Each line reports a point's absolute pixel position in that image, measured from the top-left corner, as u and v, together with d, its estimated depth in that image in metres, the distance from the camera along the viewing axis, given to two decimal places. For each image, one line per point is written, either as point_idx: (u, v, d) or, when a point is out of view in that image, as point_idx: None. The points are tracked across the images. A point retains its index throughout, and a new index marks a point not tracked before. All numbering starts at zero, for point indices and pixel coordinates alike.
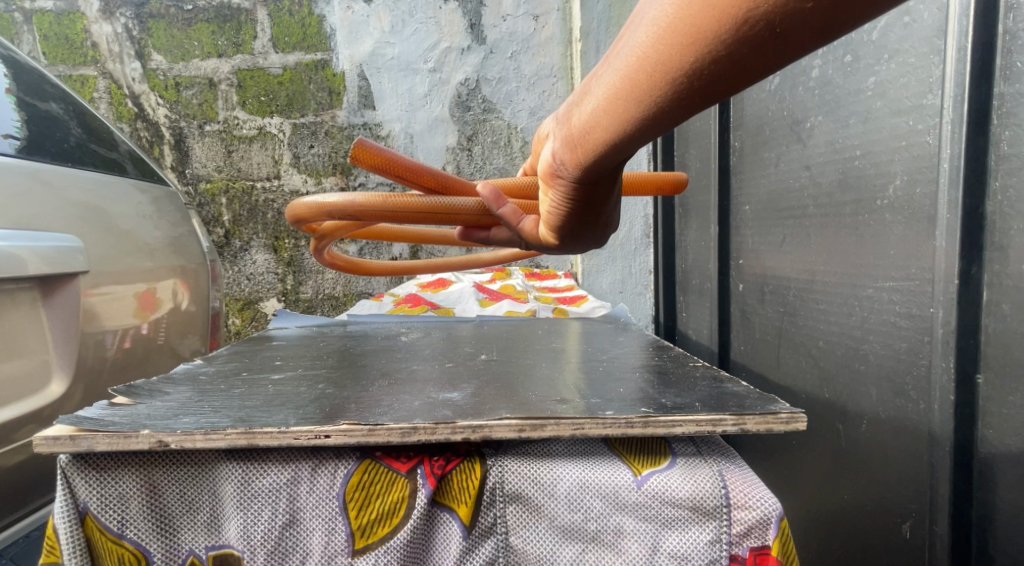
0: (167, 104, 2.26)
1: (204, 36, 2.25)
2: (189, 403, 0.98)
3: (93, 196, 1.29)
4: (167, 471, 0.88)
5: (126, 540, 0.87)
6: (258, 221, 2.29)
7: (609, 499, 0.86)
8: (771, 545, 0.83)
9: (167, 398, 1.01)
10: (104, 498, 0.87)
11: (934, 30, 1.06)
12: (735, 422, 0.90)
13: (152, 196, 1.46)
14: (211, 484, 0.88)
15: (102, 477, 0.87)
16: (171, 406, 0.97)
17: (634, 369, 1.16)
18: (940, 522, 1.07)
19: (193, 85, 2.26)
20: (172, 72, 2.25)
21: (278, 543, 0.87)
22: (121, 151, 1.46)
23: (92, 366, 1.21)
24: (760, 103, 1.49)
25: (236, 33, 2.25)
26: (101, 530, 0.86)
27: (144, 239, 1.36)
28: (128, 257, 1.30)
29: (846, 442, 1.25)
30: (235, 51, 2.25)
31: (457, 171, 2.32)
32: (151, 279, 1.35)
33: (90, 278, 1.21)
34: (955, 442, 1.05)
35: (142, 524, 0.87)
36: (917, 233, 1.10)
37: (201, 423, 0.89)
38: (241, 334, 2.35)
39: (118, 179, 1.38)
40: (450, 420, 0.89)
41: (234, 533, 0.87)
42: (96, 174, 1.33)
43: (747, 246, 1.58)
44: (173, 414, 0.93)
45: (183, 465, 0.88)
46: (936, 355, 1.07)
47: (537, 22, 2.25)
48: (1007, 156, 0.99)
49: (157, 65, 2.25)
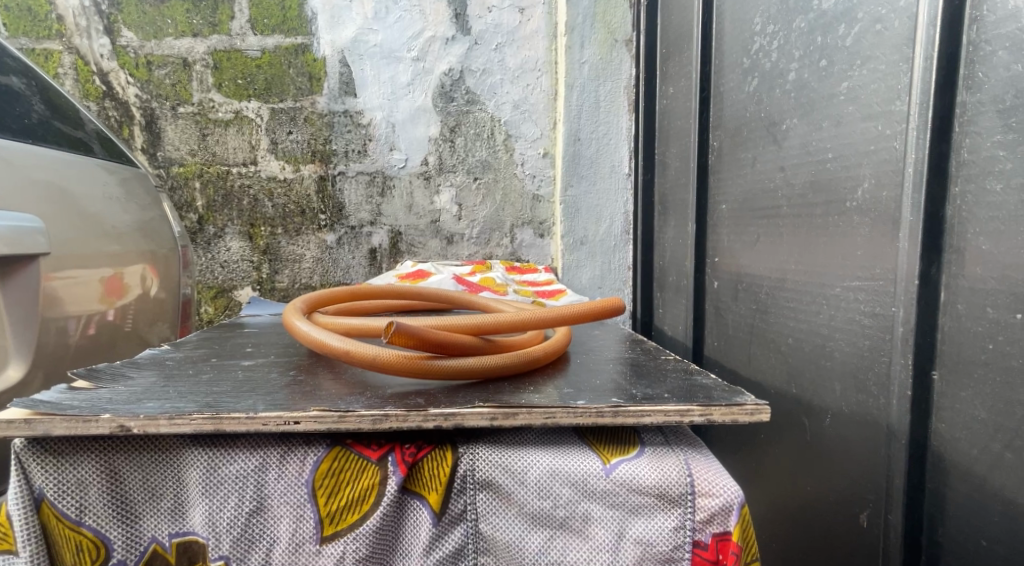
0: (137, 83, 2.13)
1: (178, 13, 2.12)
2: (153, 388, 1.00)
3: (58, 176, 1.29)
4: (129, 458, 0.89)
5: (84, 526, 0.88)
6: (233, 207, 2.17)
7: (577, 486, 0.88)
8: (732, 530, 0.86)
9: (130, 383, 1.03)
10: (62, 485, 0.87)
11: (904, 38, 1.09)
12: (701, 412, 0.93)
13: (120, 177, 1.47)
14: (175, 470, 0.89)
15: (59, 464, 0.88)
16: (134, 391, 0.99)
17: (607, 361, 1.19)
18: (895, 512, 1.11)
19: (166, 64, 2.13)
20: (143, 50, 2.12)
21: (244, 530, 0.89)
22: (86, 130, 1.46)
23: (53, 353, 1.20)
24: (740, 103, 1.52)
25: (212, 12, 2.13)
26: (59, 517, 0.87)
27: (111, 223, 1.37)
28: (93, 241, 1.30)
29: (811, 437, 1.28)
30: (211, 32, 2.13)
31: (439, 162, 2.21)
32: (118, 264, 1.35)
33: (51, 261, 1.20)
34: (910, 436, 1.09)
35: (102, 510, 0.88)
36: (883, 235, 1.13)
37: (166, 409, 0.90)
38: (213, 323, 2.23)
39: (84, 159, 1.39)
40: (421, 408, 0.91)
41: (199, 519, 0.89)
42: (62, 153, 1.33)
43: (722, 244, 1.61)
44: (134, 399, 0.94)
45: (145, 452, 0.89)
46: (896, 353, 1.11)
47: (523, 15, 2.16)
48: (967, 162, 1.02)
49: (128, 42, 2.12)
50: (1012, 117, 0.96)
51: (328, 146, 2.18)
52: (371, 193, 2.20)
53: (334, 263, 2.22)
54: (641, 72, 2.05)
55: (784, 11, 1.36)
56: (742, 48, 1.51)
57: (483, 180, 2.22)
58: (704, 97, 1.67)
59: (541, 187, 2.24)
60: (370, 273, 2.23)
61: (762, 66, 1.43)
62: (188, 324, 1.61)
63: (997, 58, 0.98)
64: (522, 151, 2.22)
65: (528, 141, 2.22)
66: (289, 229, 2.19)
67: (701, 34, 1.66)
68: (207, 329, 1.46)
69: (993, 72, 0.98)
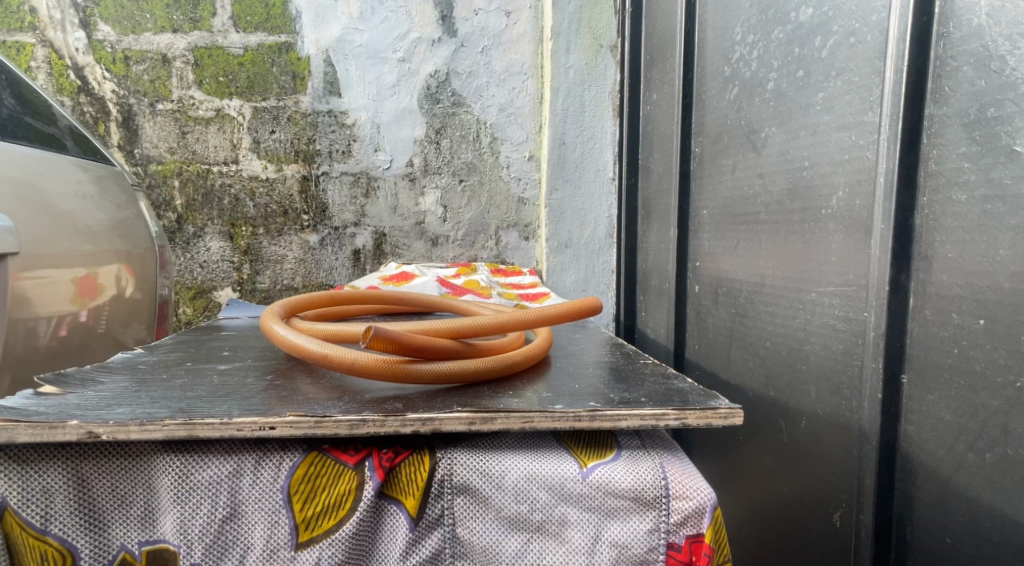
0: (114, 78, 2.12)
1: (158, 9, 2.12)
2: (125, 394, 1.00)
3: (28, 174, 1.28)
4: (97, 465, 0.89)
5: (50, 536, 0.88)
6: (213, 206, 2.16)
7: (554, 490, 0.89)
8: (706, 532, 0.87)
9: (101, 388, 1.03)
10: (26, 494, 0.87)
11: (875, 52, 1.11)
12: (677, 416, 0.94)
13: (94, 176, 1.47)
14: (146, 477, 0.90)
15: (24, 472, 0.88)
16: (104, 396, 0.99)
17: (588, 366, 1.20)
18: (866, 512, 1.13)
19: (145, 60, 2.12)
20: (121, 45, 2.11)
21: (217, 537, 0.89)
22: (59, 126, 1.46)
23: (22, 354, 1.20)
24: (720, 110, 1.53)
25: (194, 8, 2.12)
26: (23, 526, 0.87)
27: (85, 222, 1.36)
28: (66, 241, 1.30)
29: (788, 439, 1.30)
30: (192, 28, 2.13)
31: (424, 163, 2.21)
32: (91, 264, 1.34)
33: (20, 262, 1.20)
34: (880, 437, 1.11)
35: (68, 519, 0.88)
36: (855, 242, 1.15)
37: (137, 415, 0.91)
38: (191, 324, 2.20)
39: (56, 156, 1.38)
40: (399, 413, 0.92)
41: (171, 527, 0.89)
42: (33, 150, 1.33)
43: (704, 248, 1.63)
44: (105, 405, 0.95)
45: (114, 459, 0.89)
46: (868, 357, 1.13)
47: (509, 18, 2.18)
48: (934, 173, 1.04)
49: (105, 36, 2.11)
50: (975, 130, 0.99)
51: (311, 146, 2.17)
52: (355, 194, 2.19)
53: (317, 264, 2.21)
54: (626, 77, 2.07)
55: (763, 21, 1.38)
56: (722, 56, 1.53)
57: (468, 182, 2.22)
58: (686, 104, 1.69)
59: (526, 191, 2.25)
60: (354, 275, 2.22)
61: (742, 74, 1.45)
62: (166, 327, 1.61)
63: (962, 73, 1.00)
64: (507, 154, 2.23)
65: (514, 144, 2.23)
66: (271, 229, 2.18)
67: (683, 40, 1.68)
68: (184, 332, 1.46)
69: (958, 86, 1.01)
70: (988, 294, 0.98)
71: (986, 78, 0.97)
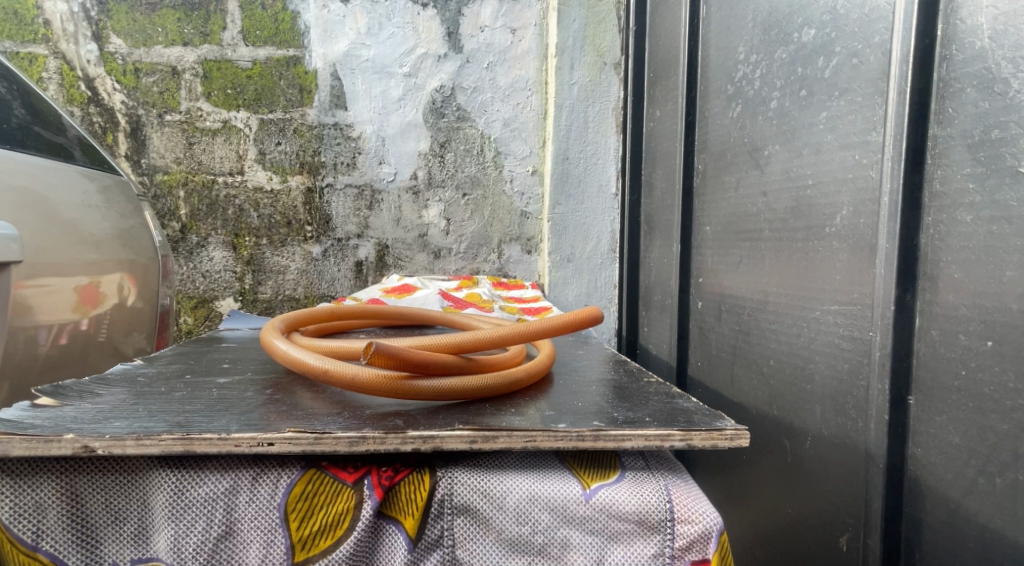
0: (124, 90, 2.12)
1: (168, 23, 2.12)
2: (122, 406, 0.99)
3: (35, 183, 1.28)
4: (91, 480, 0.88)
5: (40, 552, 0.86)
6: (217, 216, 2.15)
7: (556, 512, 0.87)
8: (711, 557, 0.85)
9: (98, 401, 1.02)
10: (20, 508, 0.86)
11: (878, 72, 1.10)
12: (682, 437, 0.93)
13: (101, 185, 1.47)
14: (140, 493, 0.88)
15: (18, 485, 0.86)
16: (101, 409, 0.97)
17: (590, 383, 1.19)
18: (873, 536, 1.11)
19: (155, 72, 2.12)
20: (131, 58, 2.11)
21: (212, 555, 0.87)
22: (69, 136, 1.46)
23: (20, 363, 1.19)
24: (725, 128, 1.52)
25: (204, 22, 2.13)
26: (14, 541, 0.85)
27: (89, 230, 1.35)
28: (70, 248, 1.29)
29: (792, 459, 1.28)
30: (202, 41, 2.13)
31: (428, 177, 2.20)
32: (94, 273, 1.33)
33: (23, 270, 1.19)
34: (888, 459, 1.09)
35: (61, 535, 0.86)
36: (860, 261, 1.14)
37: (134, 429, 0.89)
38: (192, 334, 2.19)
39: (64, 166, 1.38)
40: (400, 430, 0.91)
41: (164, 545, 0.87)
42: (40, 159, 1.32)
43: (707, 265, 1.61)
44: (101, 418, 0.93)
45: (110, 473, 0.88)
46: (873, 377, 1.11)
47: (514, 36, 2.18)
48: (939, 194, 1.03)
49: (116, 49, 2.11)
50: (980, 151, 0.98)
51: (316, 158, 2.17)
52: (358, 206, 2.19)
53: (319, 275, 2.19)
54: (628, 95, 2.07)
55: (766, 42, 1.37)
56: (726, 76, 1.53)
57: (472, 196, 2.21)
58: (690, 121, 1.69)
59: (529, 205, 2.24)
60: (356, 286, 2.21)
61: (746, 93, 1.44)
62: (166, 337, 1.60)
63: (965, 95, 0.99)
64: (511, 168, 2.22)
65: (517, 159, 2.22)
66: (274, 239, 2.17)
67: (686, 59, 1.68)
68: (184, 342, 1.45)
69: (961, 108, 1.00)
70: (996, 317, 0.96)
71: (990, 100, 0.96)
